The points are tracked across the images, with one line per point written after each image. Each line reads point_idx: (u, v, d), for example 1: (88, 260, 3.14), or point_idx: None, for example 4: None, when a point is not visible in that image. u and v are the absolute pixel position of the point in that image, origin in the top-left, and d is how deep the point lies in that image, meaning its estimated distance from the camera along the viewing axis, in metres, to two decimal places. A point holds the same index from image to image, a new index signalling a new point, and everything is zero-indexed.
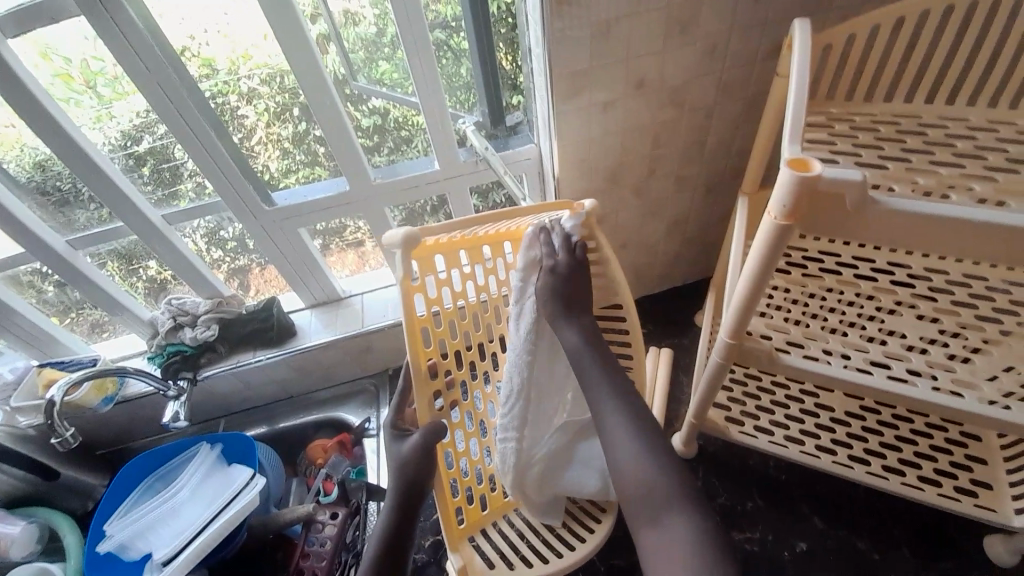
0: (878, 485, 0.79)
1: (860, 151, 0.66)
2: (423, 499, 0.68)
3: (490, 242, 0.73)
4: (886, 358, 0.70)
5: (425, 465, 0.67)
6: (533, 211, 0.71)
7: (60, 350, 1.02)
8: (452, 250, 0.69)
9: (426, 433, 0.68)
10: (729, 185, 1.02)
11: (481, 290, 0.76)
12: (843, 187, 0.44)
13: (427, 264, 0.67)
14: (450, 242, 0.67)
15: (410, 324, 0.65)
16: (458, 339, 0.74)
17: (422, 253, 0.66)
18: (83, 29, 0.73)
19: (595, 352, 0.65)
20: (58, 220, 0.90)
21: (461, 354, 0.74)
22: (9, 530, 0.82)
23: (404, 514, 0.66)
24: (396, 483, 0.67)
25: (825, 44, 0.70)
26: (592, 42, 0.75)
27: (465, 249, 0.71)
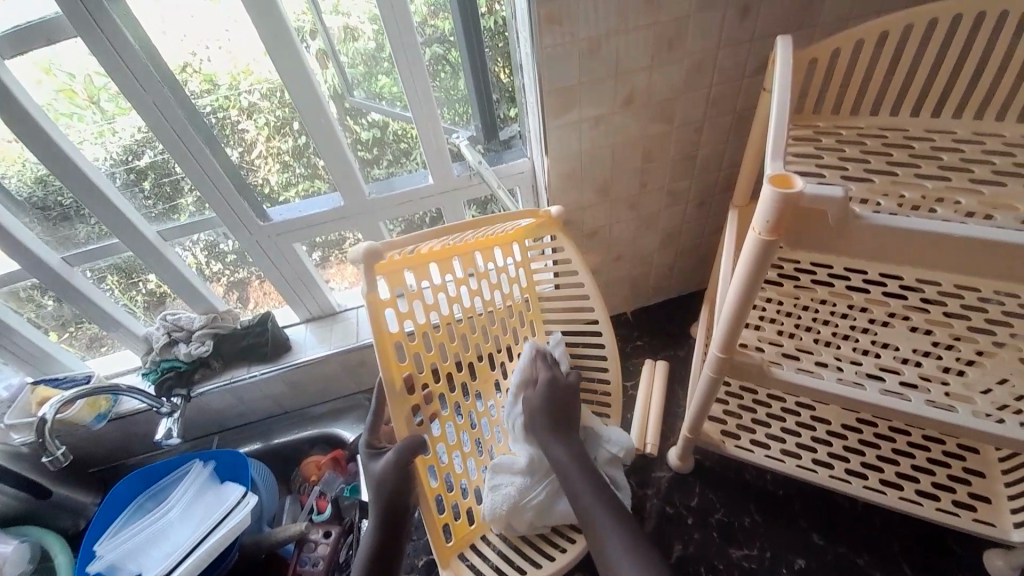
0: (877, 500, 0.78)
1: (846, 165, 0.67)
2: (405, 513, 0.68)
3: (461, 254, 0.74)
4: (880, 371, 0.70)
5: (406, 481, 0.68)
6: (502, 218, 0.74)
7: (55, 367, 1.02)
8: (420, 264, 0.71)
9: (404, 449, 0.67)
10: (721, 197, 1.02)
11: (455, 303, 0.77)
12: (825, 203, 0.44)
13: (396, 278, 0.68)
14: (417, 256, 0.69)
15: (381, 339, 0.65)
16: (434, 352, 0.74)
17: (388, 269, 0.67)
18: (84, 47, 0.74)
19: (583, 469, 0.69)
20: (58, 236, 0.91)
21: (437, 367, 0.74)
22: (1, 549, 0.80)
23: (387, 527, 0.68)
24: (376, 499, 0.67)
25: (811, 60, 0.71)
26: (582, 58, 0.76)
27: (435, 262, 0.73)
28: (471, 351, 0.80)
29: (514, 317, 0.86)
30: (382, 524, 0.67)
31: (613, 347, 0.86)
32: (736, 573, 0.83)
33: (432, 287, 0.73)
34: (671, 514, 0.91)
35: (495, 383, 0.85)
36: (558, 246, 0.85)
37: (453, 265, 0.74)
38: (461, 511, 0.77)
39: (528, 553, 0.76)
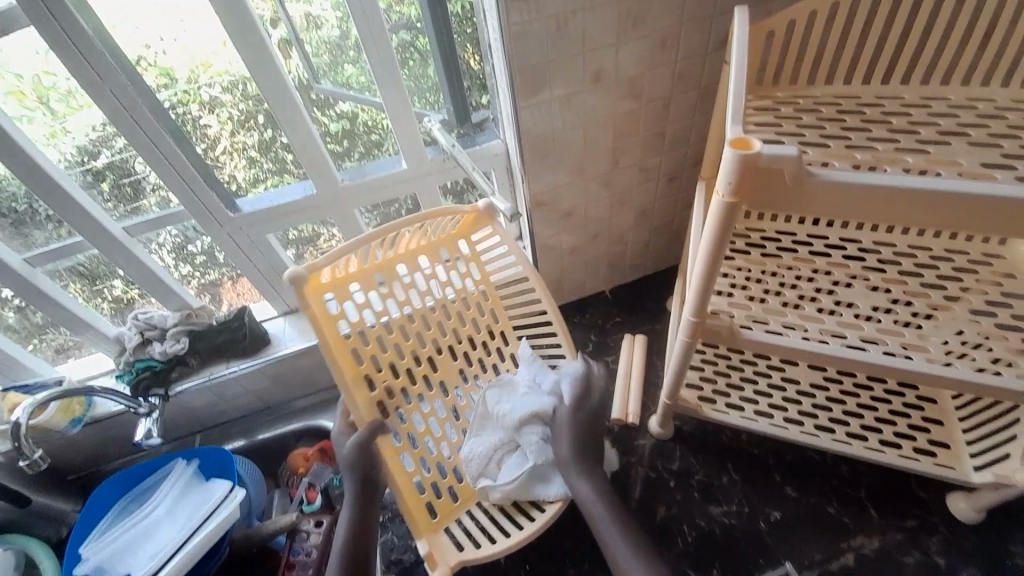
0: (843, 451, 0.83)
1: (804, 131, 0.70)
2: (377, 489, 0.77)
3: (400, 260, 0.85)
4: (841, 328, 0.73)
5: (374, 457, 0.77)
6: (430, 214, 0.81)
7: (21, 374, 0.98)
8: (364, 275, 0.82)
9: (369, 431, 0.78)
10: (692, 172, 1.05)
11: (403, 305, 0.87)
12: (782, 162, 0.46)
13: (343, 292, 0.80)
14: (359, 268, 0.81)
15: (333, 346, 0.77)
16: (390, 351, 0.85)
17: (333, 284, 0.78)
18: (33, 44, 0.71)
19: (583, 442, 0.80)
20: (14, 242, 0.88)
21: (395, 364, 0.85)
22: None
23: (362, 507, 0.75)
24: (351, 481, 0.76)
25: (770, 31, 0.73)
26: (550, 37, 0.76)
27: (379, 272, 0.84)
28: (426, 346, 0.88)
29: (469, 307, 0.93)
30: (358, 499, 0.75)
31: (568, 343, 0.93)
32: (718, 529, 0.87)
33: (379, 293, 0.84)
34: (654, 479, 0.94)
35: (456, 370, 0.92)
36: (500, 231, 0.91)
37: (394, 272, 0.85)
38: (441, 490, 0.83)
39: (502, 522, 0.81)
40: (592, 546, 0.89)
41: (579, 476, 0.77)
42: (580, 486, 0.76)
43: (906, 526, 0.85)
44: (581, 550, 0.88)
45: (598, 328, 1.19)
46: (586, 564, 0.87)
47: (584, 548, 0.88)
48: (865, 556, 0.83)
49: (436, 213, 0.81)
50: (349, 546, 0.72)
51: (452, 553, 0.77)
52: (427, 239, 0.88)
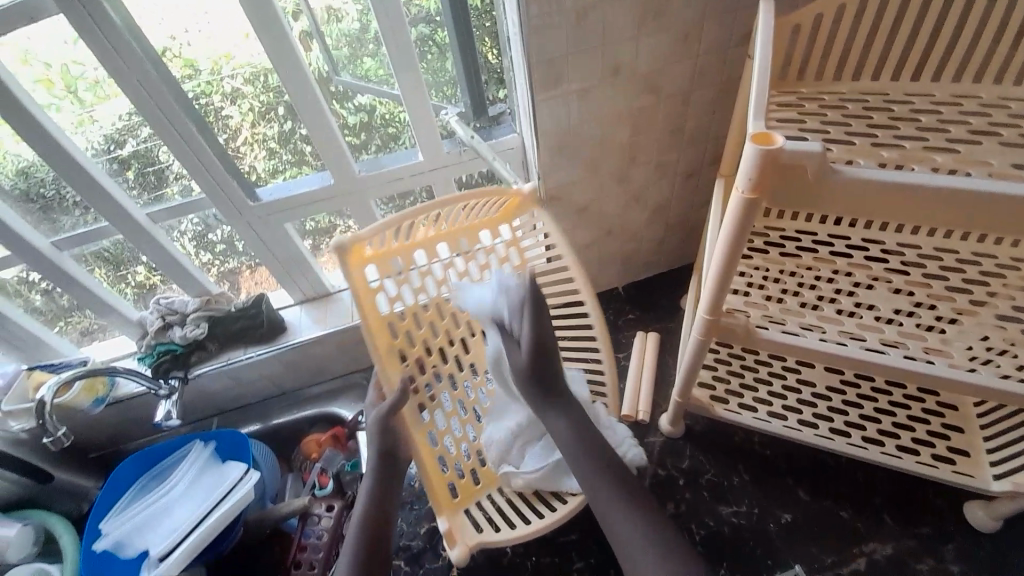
0: (859, 455, 0.82)
1: (828, 128, 0.68)
2: (399, 463, 0.76)
3: (444, 238, 0.83)
4: (860, 330, 0.72)
5: (397, 426, 0.77)
6: (475, 195, 0.81)
7: (47, 354, 1.01)
8: (408, 250, 0.81)
9: (391, 406, 0.76)
10: (711, 168, 1.03)
11: (440, 284, 0.87)
12: (804, 158, 0.45)
13: (385, 266, 0.79)
14: (403, 245, 0.80)
15: (370, 319, 0.79)
16: (425, 330, 0.86)
17: (376, 258, 0.78)
18: (61, 33, 0.73)
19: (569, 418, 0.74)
20: (43, 226, 0.91)
21: (429, 343, 0.86)
22: (5, 531, 0.82)
23: (383, 481, 0.74)
24: (374, 458, 0.75)
25: (795, 25, 0.72)
26: (569, 30, 0.76)
27: (422, 248, 0.82)
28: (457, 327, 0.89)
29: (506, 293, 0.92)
30: (379, 467, 0.75)
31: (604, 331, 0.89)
32: (726, 529, 0.87)
33: (418, 270, 0.84)
34: (664, 477, 0.94)
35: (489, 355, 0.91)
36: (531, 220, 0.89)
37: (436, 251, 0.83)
38: (465, 472, 0.84)
39: (521, 509, 0.82)
40: (599, 541, 0.89)
41: (555, 418, 0.74)
42: (555, 428, 0.74)
43: (920, 534, 0.83)
44: (588, 544, 0.89)
45: (611, 325, 1.18)
46: (593, 559, 0.87)
47: (591, 543, 0.88)
48: (875, 559, 0.82)
49: (480, 194, 0.81)
50: (371, 510, 0.72)
51: (471, 535, 0.79)
52: (474, 222, 0.85)
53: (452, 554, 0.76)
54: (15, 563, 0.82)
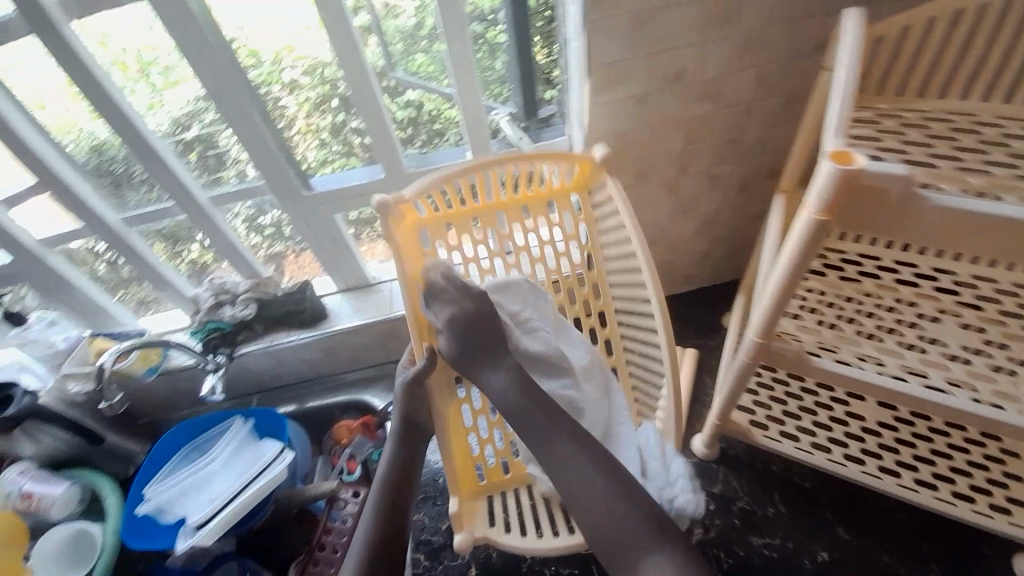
0: (910, 498, 0.77)
1: (907, 148, 0.64)
2: (419, 431, 0.77)
3: (501, 207, 0.81)
4: (923, 367, 0.67)
5: (423, 394, 0.76)
6: (536, 159, 0.77)
7: (108, 320, 1.09)
8: (463, 219, 0.79)
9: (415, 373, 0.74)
10: (767, 183, 0.99)
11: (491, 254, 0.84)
12: (886, 180, 0.42)
13: (438, 231, 0.79)
14: (458, 212, 0.78)
15: (419, 283, 0.78)
16: None
17: (429, 222, 0.76)
18: (141, 19, 0.77)
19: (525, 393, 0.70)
20: (111, 201, 0.96)
21: None
22: (53, 490, 0.87)
23: (404, 453, 0.75)
24: (398, 424, 0.76)
25: (876, 36, 0.67)
26: (630, 32, 0.74)
27: (478, 216, 0.81)
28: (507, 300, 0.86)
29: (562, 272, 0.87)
30: (402, 434, 0.76)
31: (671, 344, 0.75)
32: (757, 560, 0.83)
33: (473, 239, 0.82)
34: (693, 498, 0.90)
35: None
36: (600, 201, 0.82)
37: (491, 219, 0.81)
38: (495, 460, 0.86)
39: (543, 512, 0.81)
40: None
41: (500, 368, 0.73)
42: (494, 381, 0.72)
43: None
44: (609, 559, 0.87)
45: None
46: None
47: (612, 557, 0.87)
48: None
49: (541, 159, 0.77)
50: (393, 477, 0.74)
51: (484, 527, 0.76)
52: (534, 193, 0.82)
53: (456, 538, 0.73)
54: (60, 519, 0.89)
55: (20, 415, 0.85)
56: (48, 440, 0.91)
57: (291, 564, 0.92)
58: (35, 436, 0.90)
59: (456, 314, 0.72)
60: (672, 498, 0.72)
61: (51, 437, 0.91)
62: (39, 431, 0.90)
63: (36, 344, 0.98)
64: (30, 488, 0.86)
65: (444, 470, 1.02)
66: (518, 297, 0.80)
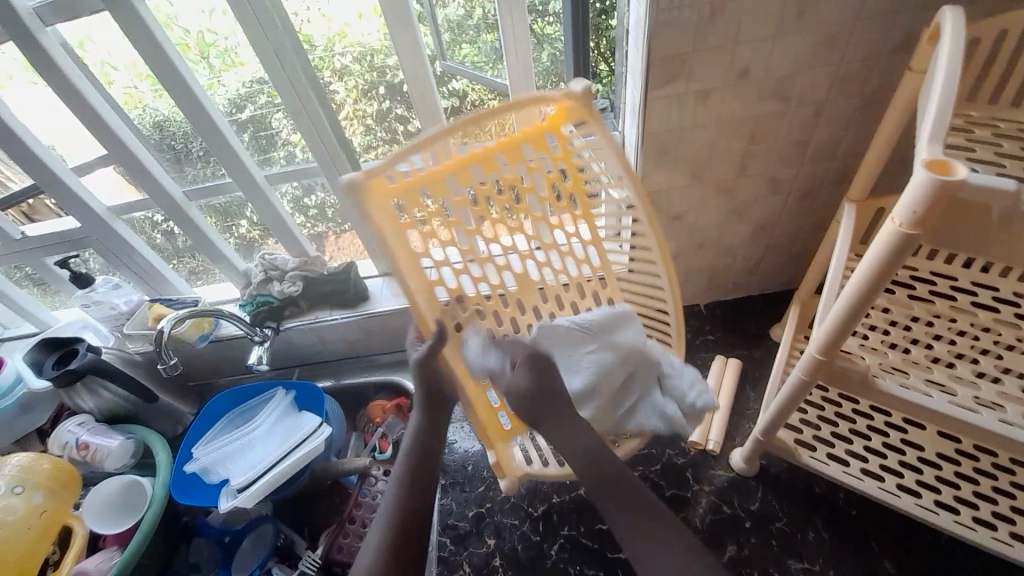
0: (968, 537, 0.71)
1: (1002, 160, 0.59)
2: (444, 401, 0.74)
3: (477, 162, 0.69)
4: (1000, 399, 0.62)
5: (440, 366, 0.72)
6: (510, 109, 0.63)
7: (166, 289, 1.14)
8: (436, 180, 0.68)
9: (432, 342, 0.70)
10: (829, 190, 0.94)
11: (480, 215, 0.74)
12: (989, 194, 0.39)
13: (413, 199, 0.68)
14: (430, 172, 0.67)
15: (406, 260, 0.68)
16: (464, 265, 0.76)
17: (400, 192, 0.66)
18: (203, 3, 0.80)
19: (600, 457, 0.63)
20: (173, 174, 1.00)
21: (469, 280, 0.77)
22: (108, 443, 0.93)
23: (429, 419, 0.74)
24: (420, 397, 0.74)
25: (972, 38, 0.62)
26: (696, 24, 0.71)
27: (454, 176, 0.69)
28: (506, 260, 0.79)
29: (560, 222, 0.78)
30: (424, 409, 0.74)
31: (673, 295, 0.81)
32: None
33: (453, 201, 0.71)
34: (727, 514, 0.88)
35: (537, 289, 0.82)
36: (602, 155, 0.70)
37: (471, 177, 0.70)
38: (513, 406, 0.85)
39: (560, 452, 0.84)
40: None
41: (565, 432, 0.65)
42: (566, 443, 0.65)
43: None
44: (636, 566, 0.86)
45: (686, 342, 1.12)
46: None
47: None
48: None
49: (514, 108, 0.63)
50: (417, 452, 0.71)
51: (518, 467, 0.81)
52: (513, 135, 0.69)
53: (503, 484, 0.80)
54: (114, 470, 0.94)
55: (83, 370, 0.89)
56: (108, 395, 0.96)
57: (322, 533, 0.97)
58: (95, 390, 0.94)
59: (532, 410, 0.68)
60: (689, 404, 0.70)
61: (110, 392, 0.96)
62: (99, 385, 0.94)
63: (101, 305, 1.06)
64: (87, 439, 0.92)
65: (472, 458, 1.03)
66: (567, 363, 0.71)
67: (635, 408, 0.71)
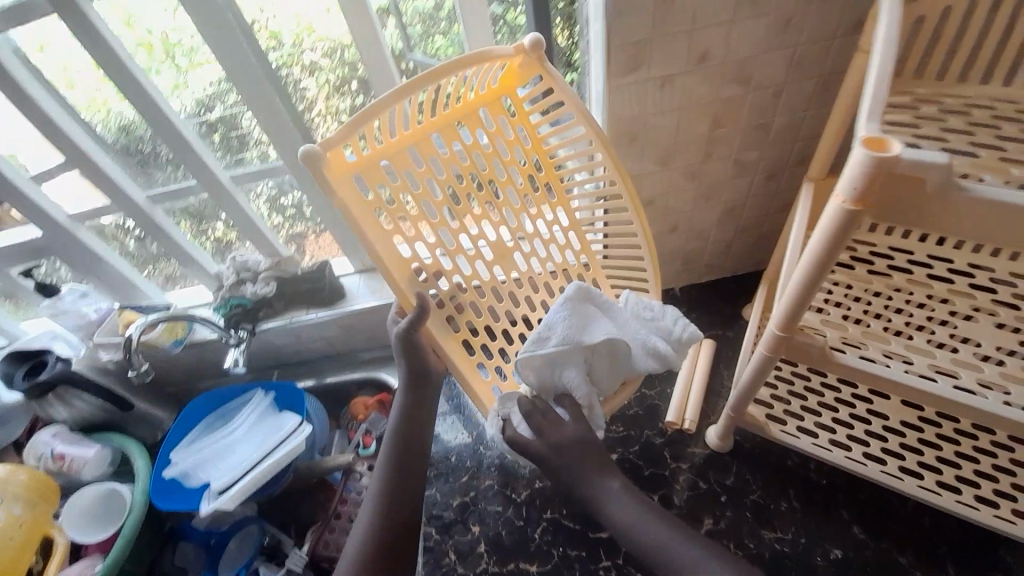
0: (931, 500, 0.75)
1: (946, 136, 0.61)
2: (427, 378, 0.73)
3: (439, 129, 0.68)
4: (954, 366, 0.65)
5: (424, 342, 0.71)
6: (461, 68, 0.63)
7: (138, 296, 1.12)
8: (398, 152, 0.66)
9: (414, 317, 0.68)
10: (793, 171, 0.96)
11: (449, 186, 0.71)
12: (923, 169, 0.40)
13: (375, 174, 0.65)
14: (392, 144, 0.65)
15: (375, 237, 0.64)
16: (437, 239, 0.71)
17: (363, 165, 0.63)
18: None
19: (655, 514, 0.60)
20: (139, 179, 0.98)
21: (444, 252, 0.72)
22: (84, 452, 0.92)
23: (411, 396, 0.73)
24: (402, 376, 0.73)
25: (918, 18, 0.64)
26: (654, 10, 0.71)
27: (416, 147, 0.67)
28: (478, 231, 0.75)
29: (529, 189, 0.77)
30: (409, 393, 0.72)
31: (648, 240, 0.81)
32: (768, 554, 0.83)
33: (418, 172, 0.68)
34: (704, 490, 0.90)
35: (512, 255, 0.78)
36: (555, 99, 0.72)
37: (434, 145, 0.68)
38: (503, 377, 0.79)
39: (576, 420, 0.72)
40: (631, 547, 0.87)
41: (605, 493, 0.62)
42: (608, 508, 0.62)
43: None
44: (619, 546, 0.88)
45: None
46: (622, 559, 0.86)
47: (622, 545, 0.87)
48: None
49: (467, 65, 0.63)
50: (399, 431, 0.71)
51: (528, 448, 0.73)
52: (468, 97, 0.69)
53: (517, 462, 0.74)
54: (90, 480, 0.94)
55: (53, 381, 0.87)
56: (80, 405, 0.95)
57: (309, 531, 0.97)
58: (67, 400, 0.93)
59: (553, 439, 0.64)
60: (678, 336, 0.72)
61: (83, 401, 0.94)
62: (72, 396, 0.93)
63: (69, 314, 1.02)
64: (62, 450, 0.91)
65: (456, 450, 1.03)
66: (546, 372, 0.67)
67: (637, 355, 0.69)
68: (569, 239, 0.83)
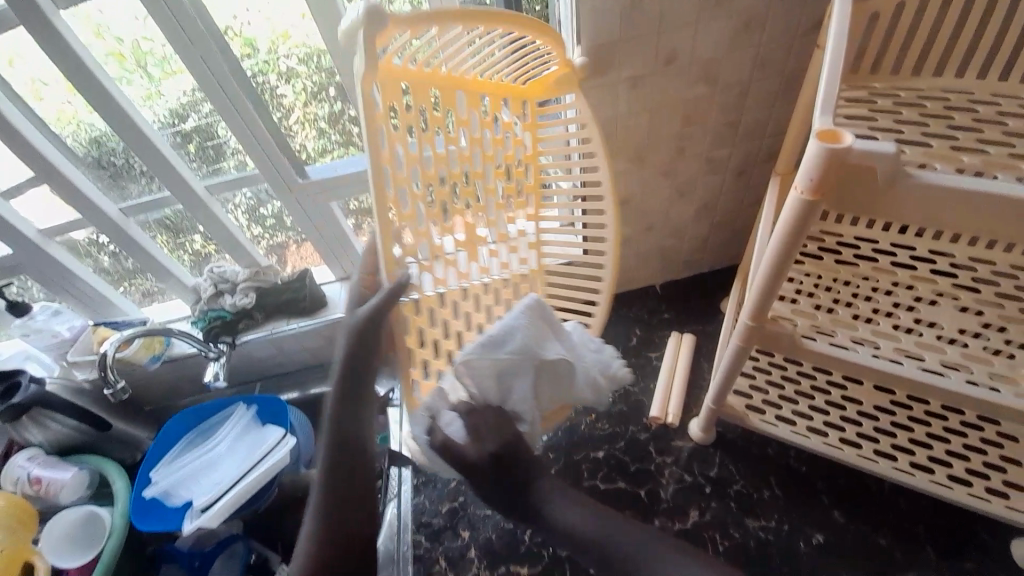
0: (904, 481, 0.77)
1: (900, 128, 0.63)
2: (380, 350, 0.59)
3: (469, 89, 0.66)
4: (919, 349, 0.67)
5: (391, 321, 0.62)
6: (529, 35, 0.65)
7: (114, 312, 1.10)
8: (422, 85, 0.61)
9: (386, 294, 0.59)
10: (763, 166, 0.98)
11: (454, 150, 0.67)
12: (873, 158, 0.42)
13: (392, 90, 0.58)
14: (422, 73, 0.60)
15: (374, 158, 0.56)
16: (420, 198, 0.65)
17: (387, 74, 0.57)
18: (134, 11, 0.77)
19: (606, 516, 0.52)
20: (112, 193, 0.96)
21: (420, 217, 0.66)
22: (60, 475, 0.89)
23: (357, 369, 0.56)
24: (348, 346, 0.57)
25: (872, 15, 0.67)
26: (623, 11, 0.73)
27: (440, 89, 0.63)
28: (456, 208, 0.71)
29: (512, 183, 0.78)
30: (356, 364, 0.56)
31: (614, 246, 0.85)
32: (752, 542, 0.84)
33: (434, 119, 0.64)
34: (689, 482, 0.91)
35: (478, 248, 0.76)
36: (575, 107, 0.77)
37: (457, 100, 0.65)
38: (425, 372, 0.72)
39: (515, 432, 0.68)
40: None
41: (548, 495, 0.55)
42: (553, 512, 0.53)
43: (965, 569, 0.79)
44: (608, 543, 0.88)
45: (644, 322, 1.15)
46: None
47: None
48: None
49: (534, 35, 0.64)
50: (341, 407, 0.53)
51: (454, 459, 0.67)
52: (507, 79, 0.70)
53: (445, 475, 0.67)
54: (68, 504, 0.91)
55: (26, 403, 0.85)
56: (55, 427, 0.92)
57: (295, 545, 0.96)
58: (42, 423, 0.90)
59: (489, 446, 0.59)
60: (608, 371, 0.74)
61: (59, 424, 0.92)
62: (47, 418, 0.90)
63: (42, 332, 1.00)
64: (39, 474, 0.88)
65: None
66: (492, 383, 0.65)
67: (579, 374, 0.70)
68: (529, 254, 0.87)
